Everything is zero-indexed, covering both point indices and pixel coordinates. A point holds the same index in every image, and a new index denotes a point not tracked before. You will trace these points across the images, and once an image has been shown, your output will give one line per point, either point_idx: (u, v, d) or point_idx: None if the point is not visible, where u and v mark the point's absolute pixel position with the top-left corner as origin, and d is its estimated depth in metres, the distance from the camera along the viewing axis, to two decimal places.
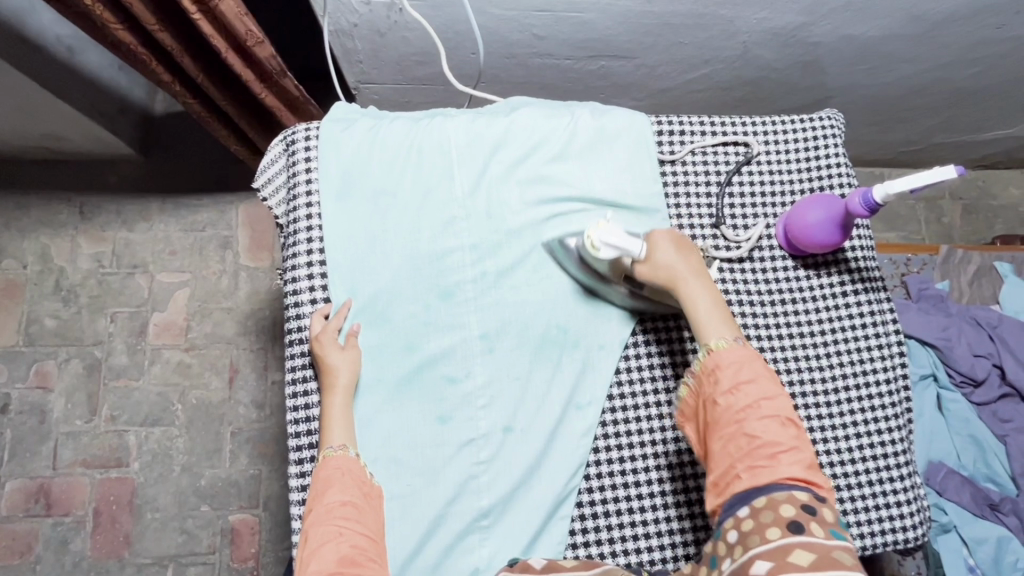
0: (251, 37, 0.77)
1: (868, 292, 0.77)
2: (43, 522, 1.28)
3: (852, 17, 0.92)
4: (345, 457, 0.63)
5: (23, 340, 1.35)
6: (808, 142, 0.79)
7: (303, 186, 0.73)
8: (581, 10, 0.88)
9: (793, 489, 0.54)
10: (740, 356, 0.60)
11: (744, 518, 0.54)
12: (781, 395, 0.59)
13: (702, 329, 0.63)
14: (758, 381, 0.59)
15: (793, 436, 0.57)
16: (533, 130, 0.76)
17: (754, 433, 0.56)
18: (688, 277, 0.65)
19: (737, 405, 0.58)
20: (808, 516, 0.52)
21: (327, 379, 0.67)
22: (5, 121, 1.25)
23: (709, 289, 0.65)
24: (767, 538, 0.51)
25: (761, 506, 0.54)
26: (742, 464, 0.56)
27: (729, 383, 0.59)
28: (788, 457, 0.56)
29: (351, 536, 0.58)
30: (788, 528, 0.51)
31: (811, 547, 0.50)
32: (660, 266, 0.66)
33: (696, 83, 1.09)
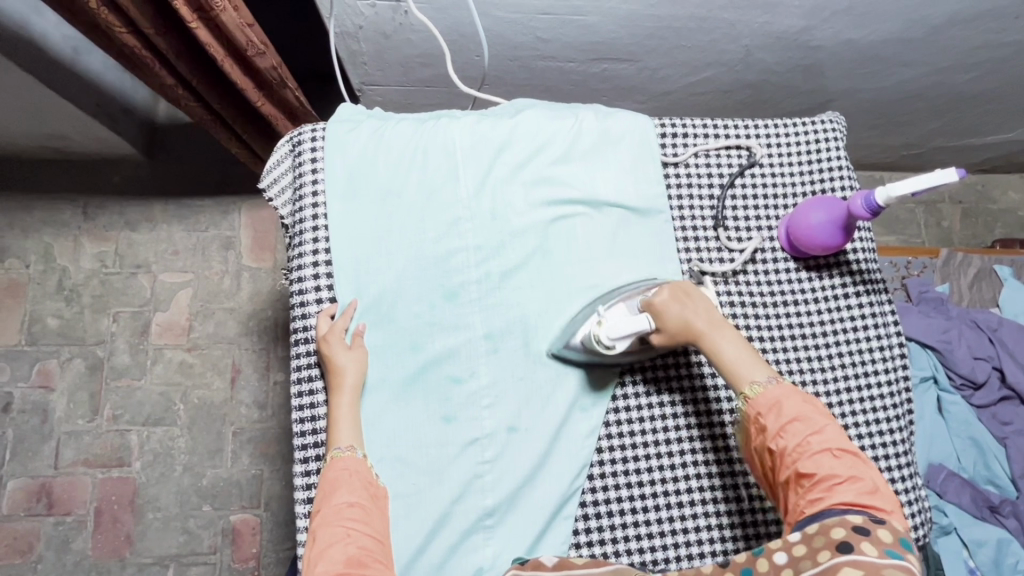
0: (252, 46, 0.78)
1: (870, 294, 0.78)
2: (44, 521, 1.28)
3: (853, 21, 0.93)
4: (353, 459, 0.64)
5: (25, 339, 1.35)
6: (810, 145, 0.80)
7: (309, 187, 0.73)
8: (584, 13, 0.89)
9: (848, 514, 0.53)
10: (780, 394, 0.61)
11: (795, 543, 0.53)
12: (831, 427, 0.59)
13: (735, 375, 0.63)
14: (801, 417, 0.59)
15: (848, 467, 0.56)
16: (537, 131, 0.77)
17: (807, 470, 0.57)
18: (705, 331, 0.65)
19: (787, 446, 0.59)
20: (862, 537, 0.50)
21: (334, 378, 0.67)
22: (9, 121, 1.26)
23: (727, 330, 0.65)
24: (817, 561, 0.50)
25: (812, 531, 0.53)
26: (803, 502, 0.57)
27: (775, 428, 0.60)
28: (844, 488, 0.55)
29: (359, 537, 0.58)
30: (838, 550, 0.50)
31: (860, 564, 0.48)
32: (676, 327, 0.65)
33: (698, 86, 1.09)
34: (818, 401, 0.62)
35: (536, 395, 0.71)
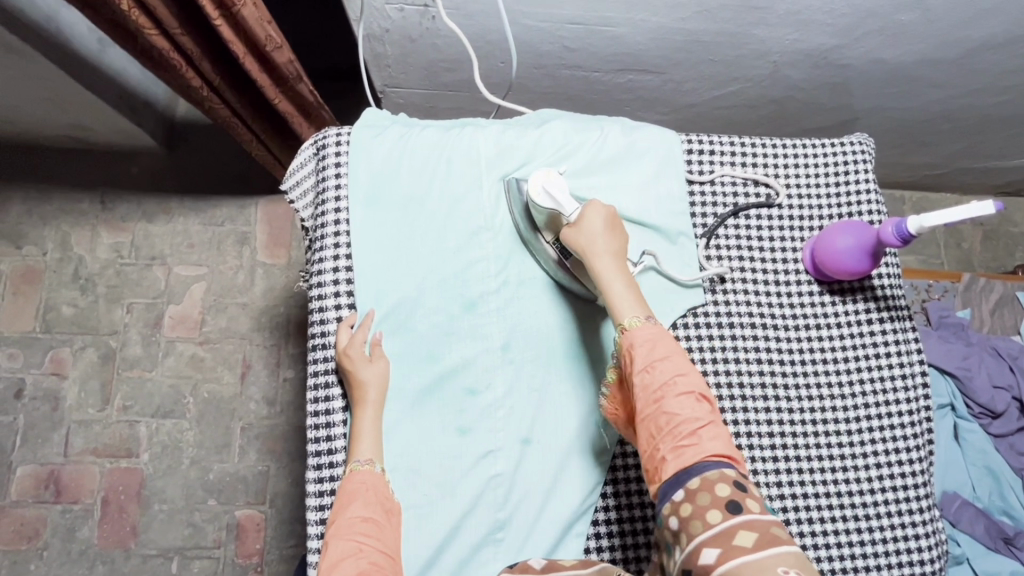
0: (270, 42, 0.77)
1: (893, 320, 0.77)
2: (52, 508, 1.29)
3: (886, 41, 0.92)
4: (370, 472, 0.64)
5: (40, 326, 1.36)
6: (838, 167, 0.79)
7: (332, 190, 0.73)
8: (614, 24, 0.88)
9: (722, 467, 0.55)
10: (651, 334, 0.61)
11: (681, 502, 0.54)
12: (693, 371, 0.60)
13: (617, 308, 0.63)
14: (670, 358, 0.60)
15: (710, 412, 0.58)
16: (562, 144, 0.76)
17: (673, 412, 0.57)
18: (601, 253, 0.65)
19: (653, 385, 0.59)
20: (742, 494, 0.53)
21: (357, 392, 0.67)
22: (32, 110, 1.26)
23: (626, 268, 0.66)
24: (709, 523, 0.51)
25: (695, 487, 0.54)
26: (667, 446, 0.57)
27: (643, 365, 0.60)
28: (710, 434, 0.57)
29: (371, 553, 0.58)
30: (727, 510, 0.51)
31: (753, 526, 0.50)
32: (582, 239, 0.66)
33: (722, 100, 1.08)
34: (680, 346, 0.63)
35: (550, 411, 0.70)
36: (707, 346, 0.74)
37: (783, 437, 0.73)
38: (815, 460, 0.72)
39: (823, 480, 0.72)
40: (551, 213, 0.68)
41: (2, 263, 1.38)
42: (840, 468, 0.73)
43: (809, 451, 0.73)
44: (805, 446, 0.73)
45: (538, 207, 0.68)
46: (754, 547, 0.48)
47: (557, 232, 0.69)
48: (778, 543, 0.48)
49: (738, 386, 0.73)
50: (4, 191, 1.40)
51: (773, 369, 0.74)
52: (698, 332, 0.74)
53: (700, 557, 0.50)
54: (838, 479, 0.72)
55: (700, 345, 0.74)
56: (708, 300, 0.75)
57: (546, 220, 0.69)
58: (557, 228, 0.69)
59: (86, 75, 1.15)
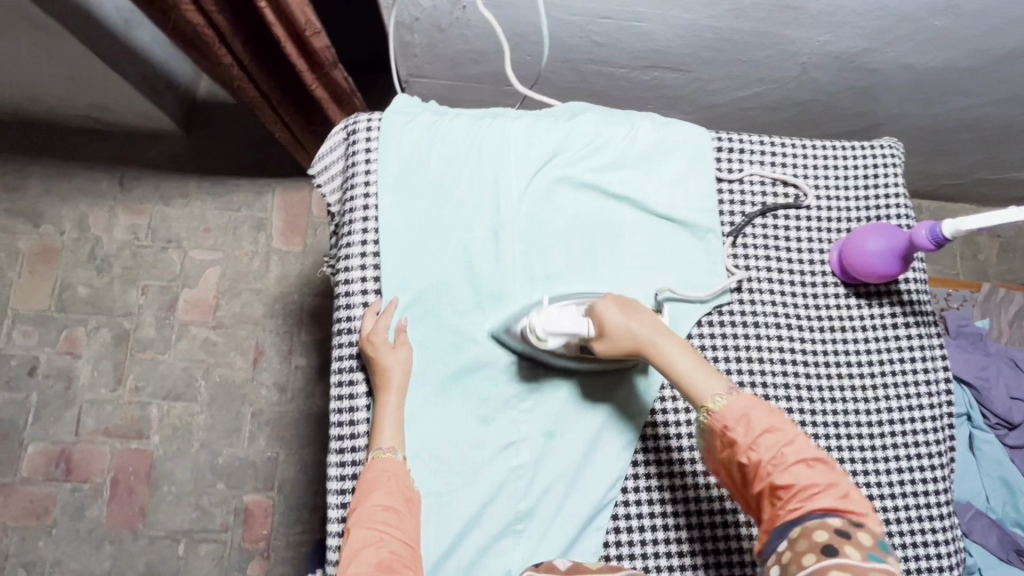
0: (309, 25, 0.78)
1: (919, 325, 0.77)
2: (63, 486, 1.30)
3: (916, 46, 0.91)
4: (393, 461, 0.64)
5: (55, 305, 1.37)
6: (868, 170, 0.79)
7: (361, 174, 0.73)
8: (644, 20, 0.88)
9: (827, 518, 0.54)
10: (748, 407, 0.60)
11: (782, 550, 0.54)
12: (801, 435, 0.59)
13: (695, 392, 0.62)
14: (775, 427, 0.59)
15: (822, 474, 0.57)
16: (593, 138, 0.76)
17: (785, 483, 0.57)
18: (649, 338, 0.65)
19: (764, 459, 0.58)
20: (843, 541, 0.52)
21: (382, 378, 0.67)
22: (55, 89, 1.27)
23: (677, 341, 0.65)
24: (803, 566, 0.51)
25: (796, 536, 0.54)
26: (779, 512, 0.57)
27: (749, 439, 0.59)
28: (822, 496, 0.56)
29: (391, 542, 0.58)
30: (823, 552, 0.51)
31: (847, 568, 0.50)
32: (624, 341, 0.65)
33: (747, 101, 1.08)
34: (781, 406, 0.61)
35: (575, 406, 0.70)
36: (732, 345, 0.74)
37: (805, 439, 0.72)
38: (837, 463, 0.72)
39: None
40: (565, 342, 0.66)
41: (20, 241, 1.39)
42: (862, 471, 0.72)
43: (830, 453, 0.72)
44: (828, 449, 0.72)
45: (553, 346, 0.66)
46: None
47: (580, 346, 0.67)
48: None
49: (762, 386, 0.73)
50: (25, 169, 1.41)
51: (796, 369, 0.74)
52: (722, 329, 0.74)
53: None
54: (858, 481, 0.72)
55: (725, 344, 0.74)
56: (733, 299, 0.75)
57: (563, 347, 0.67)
58: (577, 346, 0.67)
59: (112, 54, 1.16)
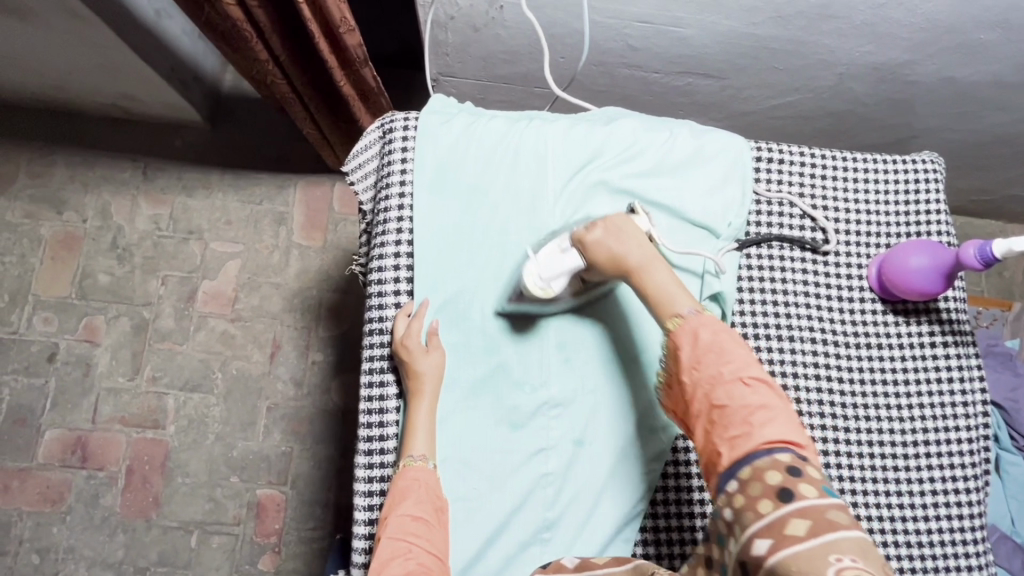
0: (344, 23, 0.77)
1: (958, 345, 0.77)
2: (78, 473, 1.30)
3: (959, 59, 0.89)
4: (423, 469, 0.64)
5: (76, 292, 1.37)
6: (909, 185, 0.79)
7: (397, 174, 0.74)
8: (682, 26, 0.87)
9: (775, 453, 0.54)
10: (696, 327, 0.61)
11: (734, 493, 0.54)
12: (744, 356, 0.59)
13: (666, 308, 0.63)
14: (717, 348, 0.59)
15: (762, 397, 0.57)
16: (629, 143, 0.77)
17: (722, 404, 0.57)
18: (632, 260, 0.65)
19: (703, 379, 0.59)
20: (797, 480, 0.52)
21: (415, 383, 0.68)
22: (85, 78, 1.27)
23: (651, 262, 0.65)
24: (761, 513, 0.51)
25: (746, 477, 0.54)
26: (721, 439, 0.57)
27: (690, 359, 0.60)
28: (762, 424, 0.56)
29: (419, 554, 0.58)
30: (778, 499, 0.51)
31: (806, 514, 0.49)
32: (605, 262, 0.66)
33: (781, 109, 1.06)
34: (730, 329, 0.62)
35: (569, 322, 0.71)
36: (767, 357, 0.74)
37: (838, 455, 0.73)
38: (870, 482, 0.73)
39: (876, 501, 0.73)
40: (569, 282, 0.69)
41: (43, 227, 1.39)
42: (895, 492, 0.73)
43: (864, 472, 0.73)
44: (861, 467, 0.73)
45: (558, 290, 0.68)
46: (807, 536, 0.48)
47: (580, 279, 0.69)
48: (833, 530, 0.48)
49: (796, 400, 0.74)
50: (50, 155, 1.41)
51: (831, 386, 0.75)
52: (757, 343, 0.75)
53: (751, 548, 0.50)
54: (892, 501, 0.73)
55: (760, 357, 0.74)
56: (769, 313, 0.75)
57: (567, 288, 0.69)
58: (576, 282, 0.69)
59: (143, 45, 1.15)
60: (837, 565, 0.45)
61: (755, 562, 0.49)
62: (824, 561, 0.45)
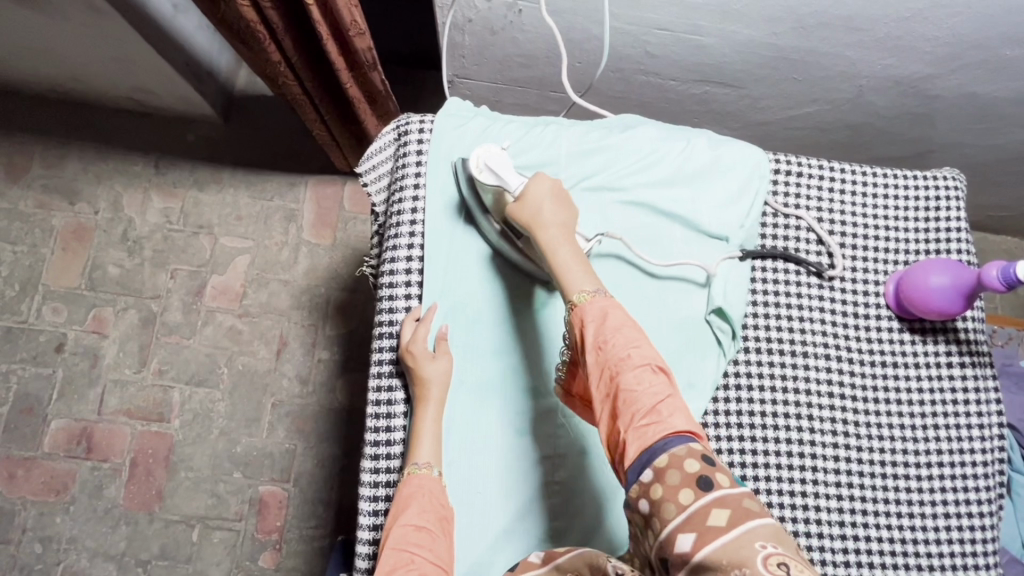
0: (354, 26, 0.78)
1: (974, 365, 0.76)
2: (82, 464, 1.30)
3: (983, 75, 0.88)
4: (428, 476, 0.64)
5: (85, 283, 1.37)
6: (929, 202, 0.78)
7: (410, 178, 0.75)
8: (703, 34, 0.86)
9: (688, 441, 0.52)
10: (601, 306, 0.59)
11: (651, 485, 0.50)
12: (647, 342, 0.57)
13: (566, 281, 0.61)
14: (621, 330, 0.57)
15: (666, 384, 0.55)
16: (645, 152, 0.77)
17: (629, 388, 0.54)
18: (547, 224, 0.64)
19: (608, 362, 0.56)
20: (712, 468, 0.50)
21: (421, 388, 0.67)
22: (100, 70, 1.27)
23: (564, 232, 0.64)
24: (682, 505, 0.48)
25: (663, 466, 0.50)
26: (627, 427, 0.53)
27: (595, 340, 0.57)
28: (669, 409, 0.53)
29: (421, 564, 0.57)
30: (698, 487, 0.49)
31: (724, 502, 0.48)
32: (521, 211, 0.65)
33: (798, 120, 1.05)
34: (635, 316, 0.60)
35: (483, 258, 0.73)
36: (780, 373, 0.74)
37: (850, 475, 0.72)
38: (882, 502, 0.72)
39: (887, 523, 0.71)
40: (496, 190, 0.69)
41: (55, 217, 1.40)
42: (907, 513, 0.72)
43: (876, 492, 0.72)
44: (872, 487, 0.72)
45: (483, 183, 0.69)
46: (730, 526, 0.46)
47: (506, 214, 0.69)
48: (752, 517, 0.46)
49: (808, 418, 0.73)
50: (63, 146, 1.42)
51: (845, 403, 0.74)
52: (771, 358, 0.74)
53: (676, 544, 0.47)
54: (904, 523, 0.72)
55: (772, 372, 0.74)
56: (784, 327, 0.75)
57: (492, 197, 0.70)
58: (503, 207, 0.69)
59: (159, 41, 1.16)
60: (763, 553, 0.43)
61: (679, 560, 0.46)
62: (748, 550, 0.44)
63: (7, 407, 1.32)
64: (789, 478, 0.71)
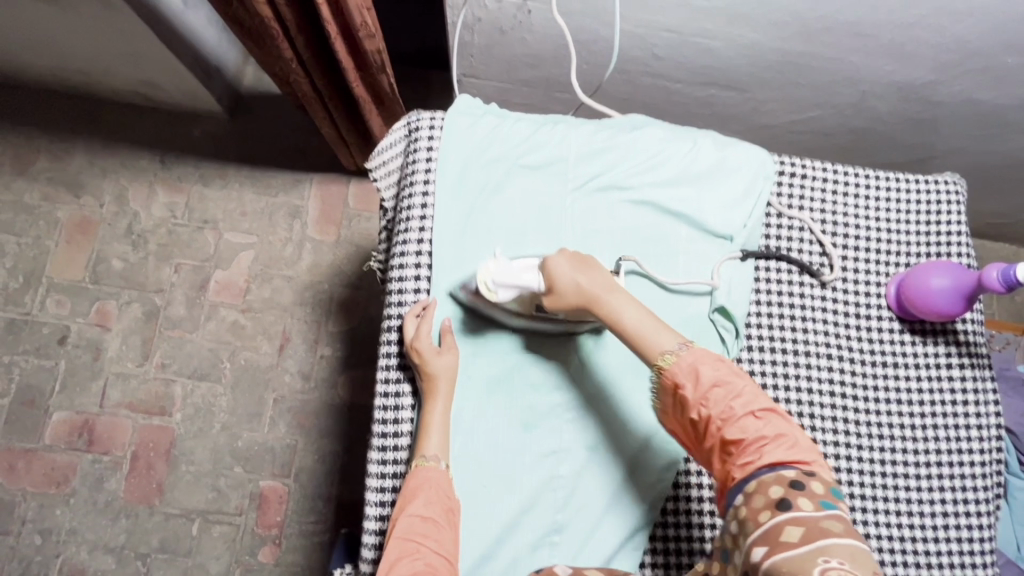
0: (365, 28, 0.78)
1: (973, 367, 0.77)
2: (83, 456, 1.30)
3: (984, 82, 0.89)
4: (436, 469, 0.65)
5: (89, 276, 1.38)
6: (931, 205, 0.79)
7: (421, 174, 0.76)
8: (708, 37, 0.87)
9: (780, 470, 0.55)
10: (696, 360, 0.61)
11: (739, 507, 0.55)
12: (752, 389, 0.59)
13: (652, 346, 0.63)
14: (723, 384, 0.59)
15: (772, 428, 0.57)
16: (653, 152, 0.78)
17: (735, 437, 0.57)
18: (602, 295, 0.66)
19: (714, 415, 0.59)
20: (798, 492, 0.53)
21: (429, 383, 0.68)
22: (109, 64, 1.28)
23: (616, 294, 0.66)
24: (760, 523, 0.52)
25: (751, 491, 0.55)
26: (733, 467, 0.57)
27: (696, 396, 0.60)
28: (771, 450, 0.56)
29: (428, 554, 0.58)
30: (777, 509, 0.52)
31: (800, 521, 0.51)
32: (572, 295, 0.66)
33: (801, 124, 1.06)
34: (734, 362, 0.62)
35: (514, 344, 0.72)
36: (782, 370, 0.74)
37: (850, 473, 0.73)
38: (882, 501, 0.73)
39: (886, 520, 0.72)
40: (518, 297, 0.69)
41: (60, 210, 1.40)
42: (906, 511, 0.73)
43: (876, 490, 0.73)
44: (872, 486, 0.73)
45: (505, 300, 0.68)
46: (802, 541, 0.49)
47: (535, 302, 0.69)
48: (826, 536, 0.49)
49: (809, 415, 0.74)
50: (70, 139, 1.42)
51: (845, 402, 0.75)
52: (773, 355, 0.75)
53: (750, 555, 0.51)
54: (903, 521, 0.73)
55: (774, 369, 0.74)
56: (786, 325, 0.76)
57: (517, 304, 0.69)
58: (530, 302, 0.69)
59: (169, 37, 1.17)
60: (825, 565, 0.47)
61: (753, 569, 0.50)
62: (810, 562, 0.48)
63: (9, 398, 1.33)
64: None
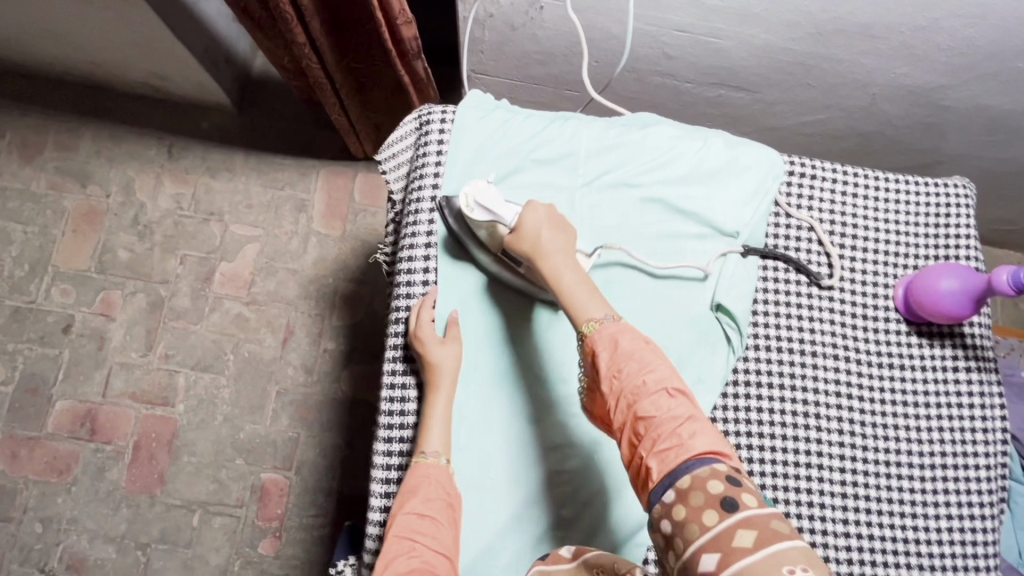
0: (403, 14, 0.82)
1: (979, 370, 0.77)
2: (85, 445, 1.31)
3: (994, 87, 0.89)
4: (436, 465, 0.65)
5: (94, 265, 1.38)
6: (939, 209, 0.79)
7: (431, 168, 0.76)
8: (719, 36, 0.87)
9: (711, 463, 0.53)
10: (616, 329, 0.61)
11: (675, 506, 0.51)
12: (664, 366, 0.59)
13: (578, 309, 0.64)
14: (634, 355, 0.59)
15: (683, 406, 0.56)
16: (663, 150, 0.78)
17: (646, 414, 0.56)
18: (550, 254, 0.66)
19: (625, 390, 0.58)
20: (737, 489, 0.51)
21: (432, 375, 0.68)
22: (118, 54, 1.28)
23: (566, 259, 0.66)
24: (705, 526, 0.49)
25: (687, 487, 0.52)
26: (649, 451, 0.55)
27: (609, 370, 0.60)
28: (686, 433, 0.55)
29: (424, 551, 0.58)
30: (722, 508, 0.50)
31: (752, 524, 0.48)
32: (524, 246, 0.67)
33: (809, 126, 1.06)
34: (658, 343, 0.62)
35: (477, 282, 0.74)
36: (788, 370, 0.75)
37: (854, 472, 0.73)
38: (886, 501, 0.73)
39: (890, 521, 0.72)
40: (490, 225, 0.70)
41: (67, 199, 1.40)
42: (910, 513, 0.73)
43: (880, 490, 0.73)
44: (877, 486, 0.73)
45: (478, 221, 0.69)
46: (755, 548, 0.46)
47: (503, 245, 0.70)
48: (779, 539, 0.47)
49: (815, 415, 0.74)
50: (79, 129, 1.43)
51: (851, 403, 0.75)
52: (779, 354, 0.75)
53: (700, 564, 0.48)
54: (907, 522, 0.73)
55: (780, 368, 0.75)
56: (793, 324, 0.76)
57: (488, 232, 0.70)
58: (499, 241, 0.70)
59: (180, 29, 1.17)
60: None
61: None
62: None
63: (13, 386, 1.33)
64: (795, 476, 0.72)
